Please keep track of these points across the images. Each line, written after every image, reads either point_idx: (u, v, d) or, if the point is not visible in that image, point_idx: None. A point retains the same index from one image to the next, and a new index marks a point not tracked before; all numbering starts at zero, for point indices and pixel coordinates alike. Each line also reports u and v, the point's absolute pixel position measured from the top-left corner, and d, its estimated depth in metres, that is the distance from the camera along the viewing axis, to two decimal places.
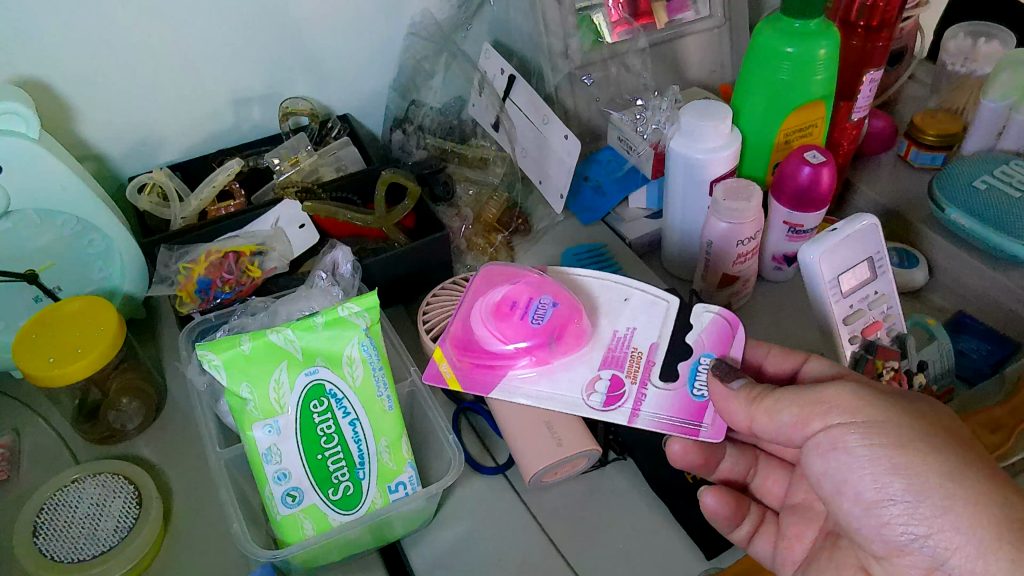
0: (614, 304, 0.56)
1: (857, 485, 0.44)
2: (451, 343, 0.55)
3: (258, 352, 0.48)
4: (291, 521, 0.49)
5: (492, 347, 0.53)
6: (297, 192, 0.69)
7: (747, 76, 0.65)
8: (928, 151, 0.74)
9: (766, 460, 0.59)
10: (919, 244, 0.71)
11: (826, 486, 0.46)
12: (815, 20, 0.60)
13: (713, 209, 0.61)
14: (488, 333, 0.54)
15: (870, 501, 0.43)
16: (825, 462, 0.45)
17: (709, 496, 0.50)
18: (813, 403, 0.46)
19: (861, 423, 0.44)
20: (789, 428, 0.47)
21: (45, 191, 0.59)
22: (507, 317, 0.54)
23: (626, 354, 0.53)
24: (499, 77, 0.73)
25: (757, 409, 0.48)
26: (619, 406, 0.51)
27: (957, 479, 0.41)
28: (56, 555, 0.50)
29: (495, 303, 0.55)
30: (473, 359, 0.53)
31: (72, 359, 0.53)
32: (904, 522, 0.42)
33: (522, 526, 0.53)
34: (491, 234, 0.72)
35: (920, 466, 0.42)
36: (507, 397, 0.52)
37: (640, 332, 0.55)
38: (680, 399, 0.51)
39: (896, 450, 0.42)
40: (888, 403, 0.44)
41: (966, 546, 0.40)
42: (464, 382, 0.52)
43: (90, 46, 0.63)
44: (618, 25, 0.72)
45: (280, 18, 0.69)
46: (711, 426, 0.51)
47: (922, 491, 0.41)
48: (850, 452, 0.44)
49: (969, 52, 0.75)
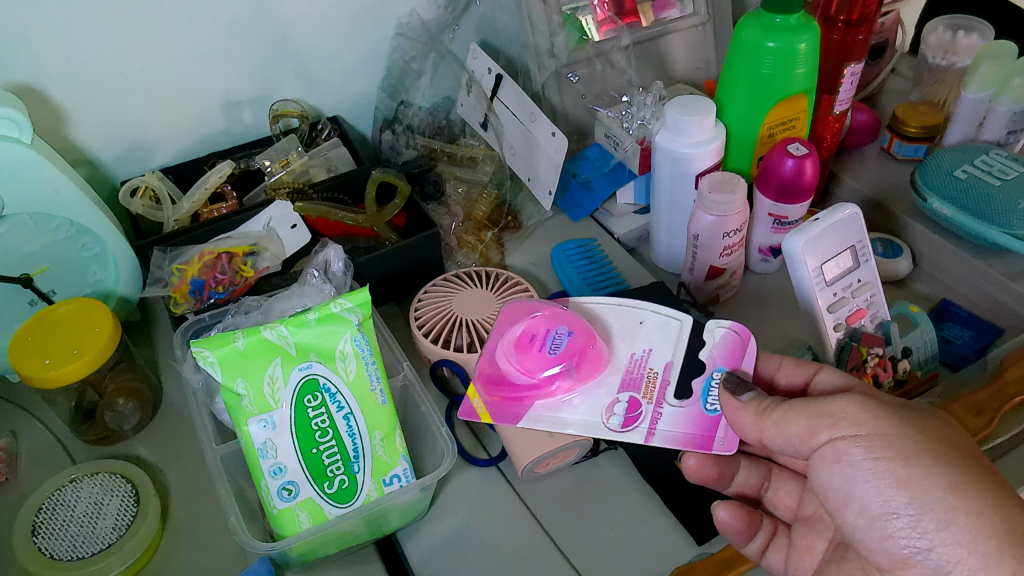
0: (629, 327, 0.55)
1: (862, 497, 0.44)
2: (479, 380, 0.54)
3: (252, 348, 0.49)
4: (287, 514, 0.49)
5: (517, 381, 0.52)
6: (288, 193, 0.68)
7: (730, 72, 0.66)
8: (910, 142, 0.75)
9: (778, 472, 0.59)
10: (903, 234, 0.72)
11: (831, 499, 0.46)
12: (795, 15, 0.62)
13: (699, 202, 0.62)
14: (513, 367, 0.53)
15: (875, 513, 0.43)
16: (830, 475, 0.45)
17: (722, 510, 0.49)
18: (819, 415, 0.46)
19: (866, 436, 0.44)
20: (797, 439, 0.47)
21: (39, 196, 0.60)
22: (527, 349, 0.53)
23: (642, 375, 0.53)
24: (487, 77, 0.74)
25: (767, 420, 0.48)
26: (637, 426, 0.50)
27: (960, 492, 0.42)
28: (55, 553, 0.50)
29: (515, 338, 0.54)
30: (501, 393, 0.52)
31: (69, 360, 0.53)
32: (908, 536, 0.42)
33: (516, 517, 0.54)
34: (482, 231, 0.73)
35: (923, 479, 0.43)
36: (536, 427, 0.51)
37: (656, 353, 0.54)
38: (694, 414, 0.51)
39: (899, 463, 0.43)
40: (892, 415, 0.45)
41: (969, 559, 0.41)
42: (494, 415, 0.51)
43: (81, 50, 0.64)
44: (604, 24, 0.73)
45: (269, 20, 0.70)
46: (724, 439, 0.50)
47: (925, 504, 0.42)
48: (855, 464, 0.44)
49: (949, 45, 0.78)
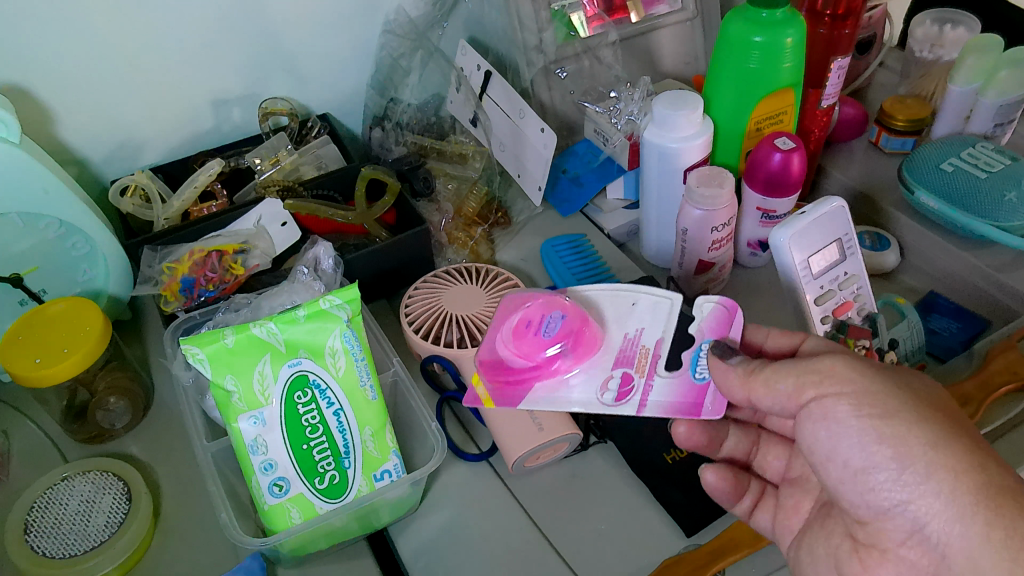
0: (623, 309, 0.56)
1: (846, 454, 0.44)
2: (483, 365, 0.54)
3: (242, 345, 0.49)
4: (278, 509, 0.50)
5: (517, 367, 0.53)
6: (278, 191, 0.70)
7: (717, 67, 0.66)
8: (898, 136, 0.75)
9: (767, 437, 0.59)
10: (890, 226, 0.73)
11: (817, 454, 0.46)
12: (781, 9, 0.62)
13: (687, 196, 0.63)
14: (510, 352, 0.54)
15: (859, 468, 0.44)
16: (816, 431, 0.46)
17: (710, 474, 0.51)
18: (807, 373, 0.46)
19: (852, 393, 0.44)
20: (786, 398, 0.47)
21: (28, 196, 0.60)
22: (523, 335, 0.54)
23: (635, 353, 0.53)
24: (476, 73, 0.74)
25: (755, 380, 0.48)
26: (629, 400, 0.51)
27: (940, 448, 0.42)
28: (46, 551, 0.50)
29: (512, 325, 0.55)
30: (503, 378, 0.53)
31: (59, 359, 0.54)
32: (889, 488, 0.43)
33: (507, 511, 0.54)
34: (472, 227, 0.74)
35: (905, 434, 0.43)
36: (536, 409, 0.51)
37: (648, 331, 0.54)
38: (683, 385, 0.52)
39: (883, 419, 0.43)
40: (877, 374, 0.45)
41: (944, 512, 0.41)
42: (497, 400, 0.52)
43: (68, 49, 0.64)
44: (594, 21, 0.73)
45: (256, 19, 0.70)
46: (713, 404, 0.51)
47: (906, 459, 0.42)
48: (840, 422, 0.44)
49: (935, 38, 0.78)
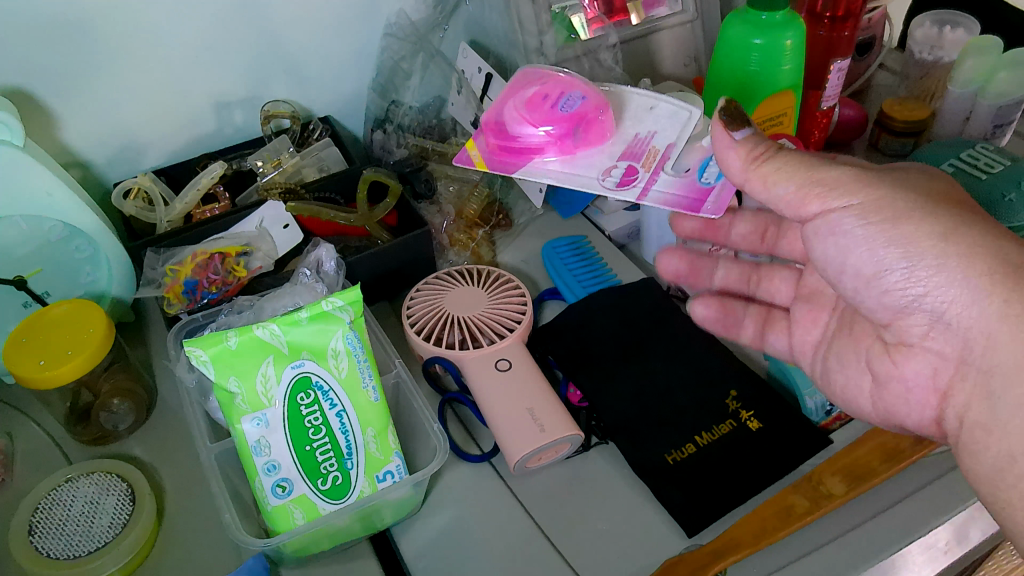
0: (640, 111, 0.61)
1: (856, 263, 0.50)
2: (485, 133, 0.60)
3: (244, 347, 0.50)
4: (282, 511, 0.50)
5: (521, 133, 0.58)
6: (281, 193, 0.70)
7: (717, 69, 0.67)
8: (898, 138, 0.75)
9: (767, 266, 0.67)
10: None
11: (831, 266, 0.52)
12: (780, 12, 0.62)
13: None
14: (520, 117, 0.58)
15: (871, 275, 0.49)
16: (826, 246, 0.51)
17: (699, 306, 0.62)
18: (814, 180, 0.49)
19: (860, 205, 0.48)
20: (784, 198, 0.50)
21: (31, 198, 0.60)
22: (538, 106, 0.58)
23: (643, 150, 0.57)
24: (477, 76, 0.75)
25: (760, 173, 0.50)
26: (630, 188, 0.55)
27: (950, 237, 0.46)
28: (51, 552, 0.51)
29: (529, 96, 0.60)
30: (500, 144, 0.58)
31: (63, 361, 0.54)
32: (903, 287, 0.48)
33: (509, 512, 0.55)
34: (473, 229, 0.74)
35: (914, 234, 0.47)
36: (528, 179, 0.56)
37: (660, 134, 0.59)
38: (689, 183, 0.55)
39: (891, 224, 0.47)
40: (885, 184, 0.49)
41: (963, 296, 0.45)
42: (488, 166, 0.58)
43: (72, 53, 0.64)
44: (594, 22, 0.74)
45: (259, 21, 0.71)
46: (715, 205, 0.54)
47: (916, 256, 0.47)
48: (847, 233, 0.49)
49: (935, 40, 0.78)
